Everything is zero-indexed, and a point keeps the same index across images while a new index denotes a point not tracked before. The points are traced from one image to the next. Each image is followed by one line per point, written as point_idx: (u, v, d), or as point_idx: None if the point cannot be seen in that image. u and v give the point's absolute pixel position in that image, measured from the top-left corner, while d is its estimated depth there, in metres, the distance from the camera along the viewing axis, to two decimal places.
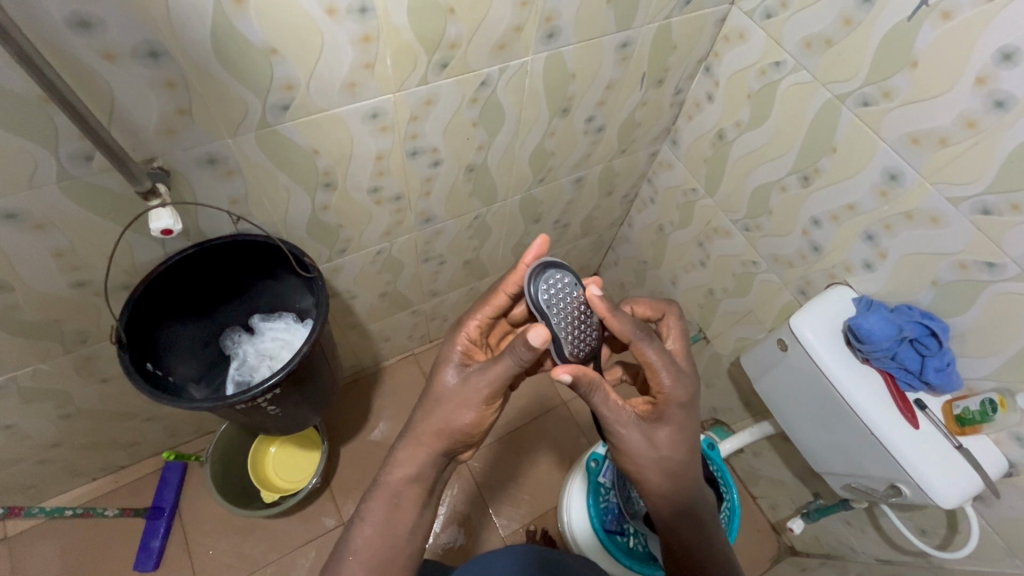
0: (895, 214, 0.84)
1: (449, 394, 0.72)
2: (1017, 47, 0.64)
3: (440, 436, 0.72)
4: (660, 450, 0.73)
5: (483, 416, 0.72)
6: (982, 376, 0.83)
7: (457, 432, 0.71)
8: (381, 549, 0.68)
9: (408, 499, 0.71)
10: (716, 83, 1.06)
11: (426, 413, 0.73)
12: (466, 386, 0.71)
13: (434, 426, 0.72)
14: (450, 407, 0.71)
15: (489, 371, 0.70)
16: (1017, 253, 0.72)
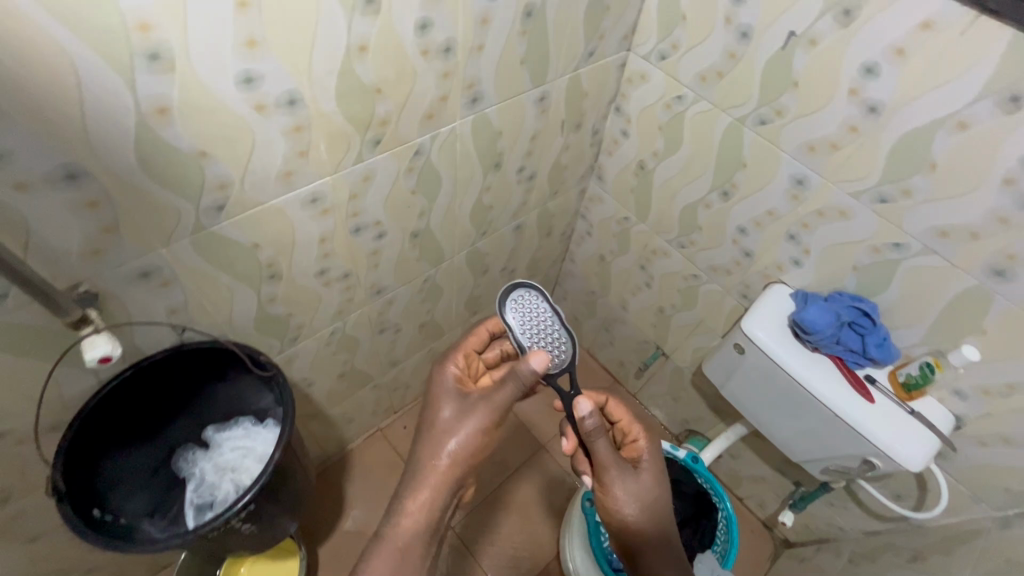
0: (809, 213, 0.94)
1: (451, 422, 0.71)
2: (876, 61, 0.73)
3: (443, 465, 0.70)
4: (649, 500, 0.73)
5: (483, 444, 0.72)
6: (914, 344, 0.92)
7: (457, 463, 0.70)
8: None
9: (411, 540, 0.69)
10: (628, 120, 1.14)
11: (425, 444, 0.72)
12: (469, 413, 0.71)
13: (435, 458, 0.70)
14: (452, 437, 0.70)
15: (494, 400, 0.72)
16: (917, 231, 0.81)
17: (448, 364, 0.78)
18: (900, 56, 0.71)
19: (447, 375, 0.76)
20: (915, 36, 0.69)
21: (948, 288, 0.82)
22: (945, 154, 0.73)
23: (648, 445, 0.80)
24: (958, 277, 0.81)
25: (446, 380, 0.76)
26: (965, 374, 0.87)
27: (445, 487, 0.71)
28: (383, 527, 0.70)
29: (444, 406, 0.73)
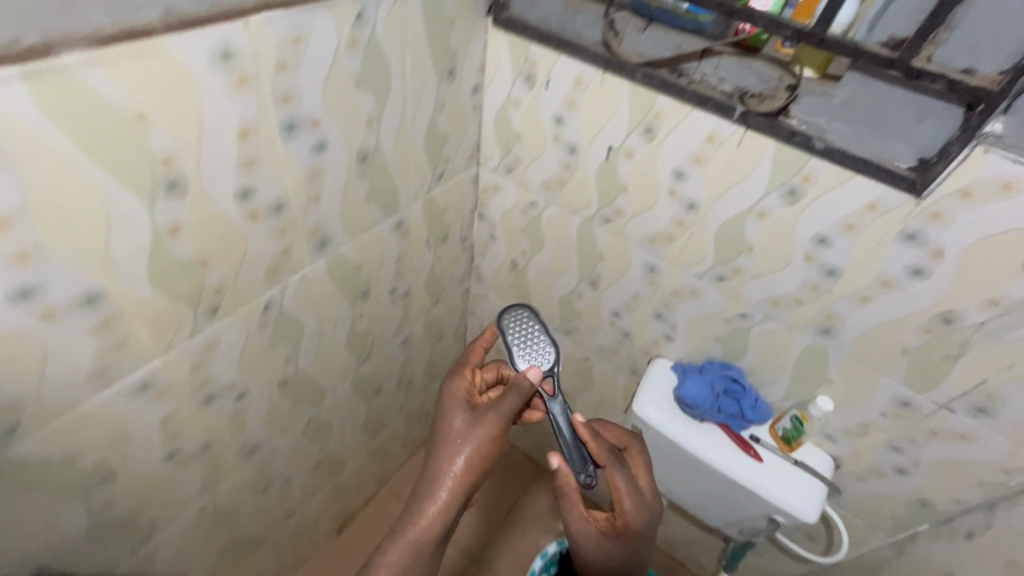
0: (667, 295, 1.00)
1: (456, 433, 0.71)
2: (682, 168, 0.82)
3: (448, 478, 0.69)
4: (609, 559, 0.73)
5: (485, 462, 0.71)
6: (782, 398, 0.99)
7: (471, 469, 0.70)
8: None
9: (423, 549, 0.68)
10: (492, 225, 1.19)
11: (433, 457, 0.71)
12: (477, 424, 0.71)
13: (443, 472, 0.69)
14: (455, 455, 0.70)
15: (498, 410, 0.72)
16: (756, 301, 0.89)
17: (457, 383, 0.78)
18: (699, 162, 0.80)
19: (457, 390, 0.77)
20: (705, 147, 0.77)
21: (793, 348, 0.91)
22: (756, 238, 0.82)
23: (634, 517, 0.72)
24: (797, 337, 0.89)
25: (456, 394, 0.76)
26: (829, 419, 0.95)
27: (454, 498, 0.69)
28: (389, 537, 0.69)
29: (454, 418, 0.73)
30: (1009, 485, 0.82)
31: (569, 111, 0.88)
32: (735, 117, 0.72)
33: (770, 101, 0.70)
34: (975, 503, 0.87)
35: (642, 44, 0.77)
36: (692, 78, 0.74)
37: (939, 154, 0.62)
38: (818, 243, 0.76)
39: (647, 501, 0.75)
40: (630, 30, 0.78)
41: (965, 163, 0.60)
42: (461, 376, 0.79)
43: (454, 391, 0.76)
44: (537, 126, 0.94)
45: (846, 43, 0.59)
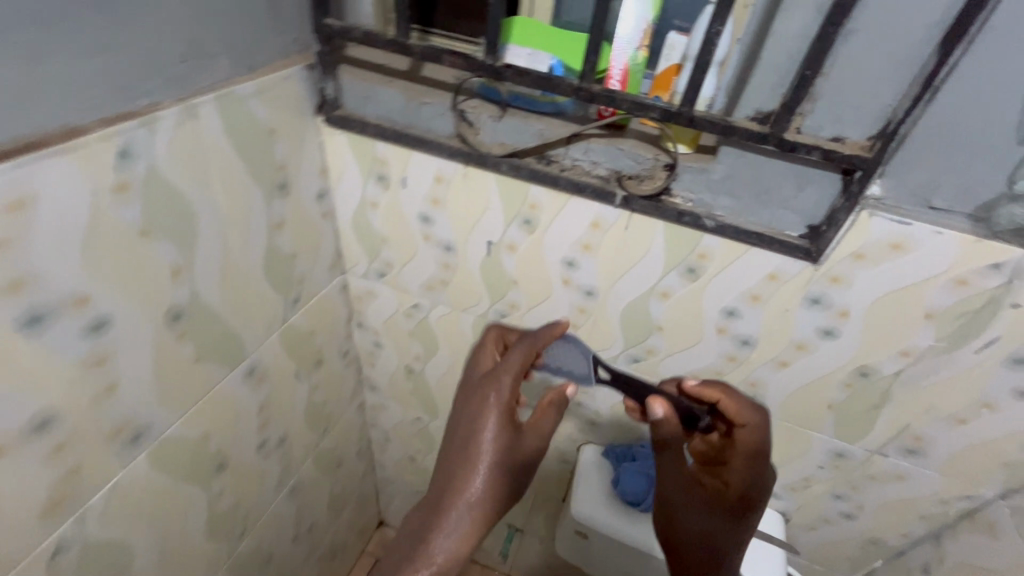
0: (583, 381, 0.91)
1: (500, 447, 0.59)
2: (571, 257, 0.73)
3: (480, 494, 0.57)
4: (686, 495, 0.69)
5: (513, 478, 0.59)
6: None
7: (503, 445, 0.59)
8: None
9: (450, 560, 0.56)
10: (376, 332, 1.03)
11: (466, 466, 0.58)
12: (495, 380, 0.62)
13: (468, 488, 0.57)
14: (495, 472, 0.58)
15: (509, 366, 0.62)
16: (676, 378, 0.83)
17: (498, 363, 0.64)
18: (588, 250, 0.72)
19: (503, 378, 0.61)
20: (592, 234, 0.70)
21: None
22: (663, 317, 0.75)
23: (748, 432, 0.68)
24: None
25: (498, 381, 0.61)
26: None
27: (492, 471, 0.58)
28: (425, 536, 0.56)
29: (489, 415, 0.60)
30: (948, 514, 0.81)
31: (435, 209, 0.76)
32: (617, 203, 0.65)
33: (648, 182, 0.63)
34: (920, 535, 0.86)
35: (502, 133, 0.66)
36: (562, 164, 0.66)
37: (827, 222, 0.58)
38: (727, 316, 0.71)
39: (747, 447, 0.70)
40: (485, 120, 0.66)
41: (852, 228, 0.57)
42: (514, 359, 0.63)
43: (492, 373, 0.63)
44: (402, 228, 0.82)
45: (711, 119, 0.55)
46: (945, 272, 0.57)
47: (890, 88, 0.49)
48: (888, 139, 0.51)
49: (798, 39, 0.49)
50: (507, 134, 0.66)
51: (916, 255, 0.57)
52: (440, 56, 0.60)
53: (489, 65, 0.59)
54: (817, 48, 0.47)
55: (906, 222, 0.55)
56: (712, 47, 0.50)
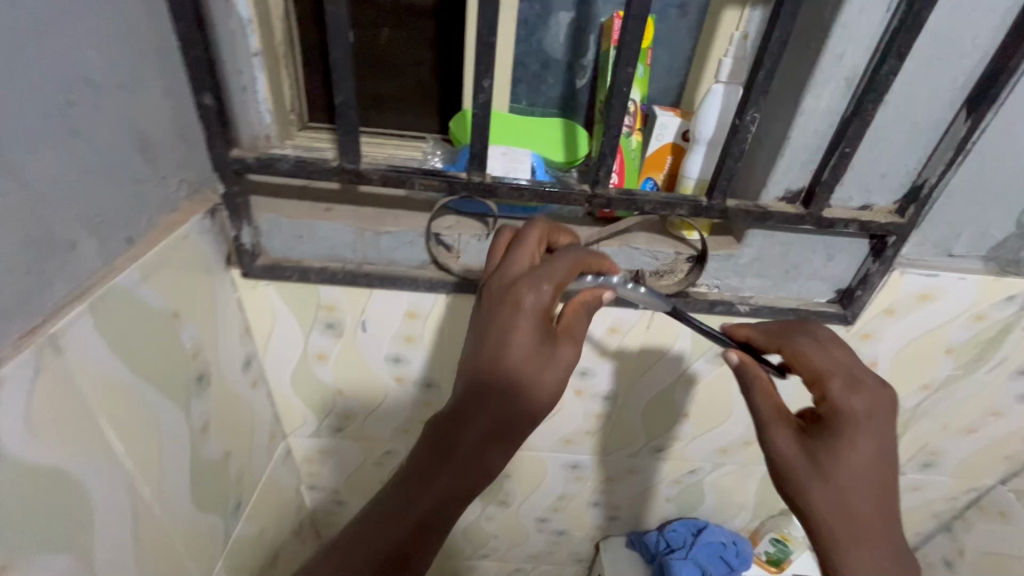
0: (600, 482, 0.81)
1: (510, 357, 0.40)
2: (585, 366, 0.63)
3: (473, 453, 0.39)
4: (832, 482, 0.39)
5: (521, 404, 0.40)
6: (748, 522, 0.89)
7: (531, 363, 0.40)
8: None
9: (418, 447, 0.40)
10: (336, 491, 0.82)
11: (472, 398, 0.39)
12: (546, 274, 0.41)
13: (456, 442, 0.39)
14: (488, 406, 0.39)
15: (561, 268, 0.42)
16: (702, 455, 0.76)
17: (526, 260, 0.43)
18: (605, 355, 0.62)
19: (538, 290, 0.40)
20: (609, 340, 0.60)
21: (748, 479, 0.81)
22: (689, 403, 0.68)
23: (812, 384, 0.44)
24: (751, 468, 0.79)
25: (530, 287, 0.41)
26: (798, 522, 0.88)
27: (493, 382, 0.39)
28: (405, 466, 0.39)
29: (518, 329, 0.40)
30: (956, 506, 0.85)
31: (409, 346, 0.61)
32: (641, 304, 0.56)
33: (670, 277, 0.55)
34: (933, 529, 0.89)
35: None
36: None
37: (859, 283, 0.55)
38: None
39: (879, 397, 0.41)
40: (466, 240, 0.53)
41: (884, 288, 0.55)
42: (528, 244, 0.43)
43: (517, 277, 0.41)
44: (364, 374, 0.65)
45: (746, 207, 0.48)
46: (966, 310, 0.57)
47: (915, 152, 0.47)
48: (921, 203, 0.48)
49: (826, 116, 0.45)
50: None
51: (942, 300, 0.56)
52: (408, 179, 0.46)
53: (479, 182, 0.47)
54: (857, 126, 0.43)
55: (935, 274, 0.54)
56: (744, 136, 0.44)
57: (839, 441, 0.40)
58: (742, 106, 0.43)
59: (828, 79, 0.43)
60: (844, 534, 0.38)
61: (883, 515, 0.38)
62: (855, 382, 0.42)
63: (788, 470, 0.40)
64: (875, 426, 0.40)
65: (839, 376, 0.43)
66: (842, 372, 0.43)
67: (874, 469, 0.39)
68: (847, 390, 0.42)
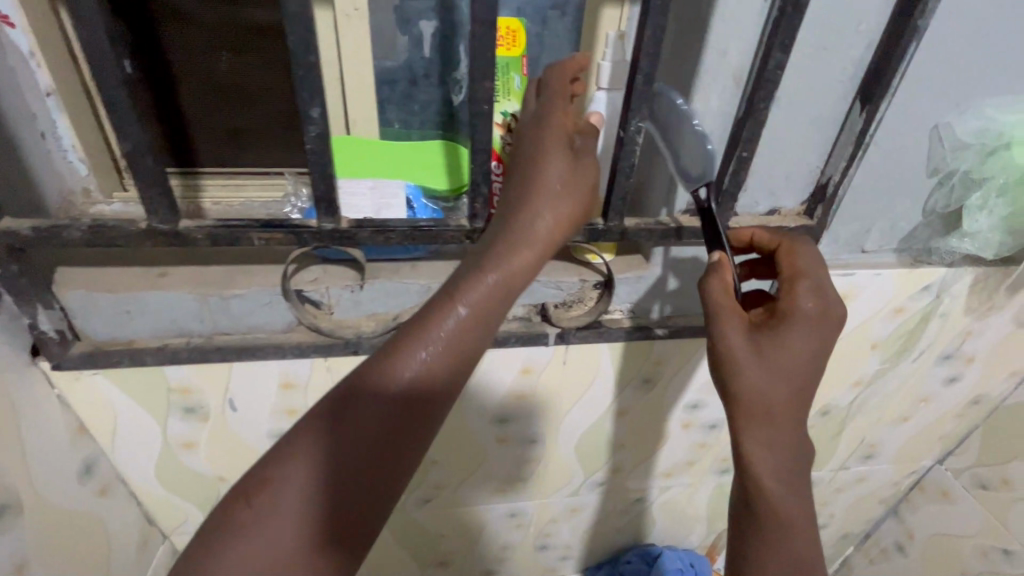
0: (543, 526, 0.74)
1: (536, 196, 0.38)
2: (503, 412, 0.57)
3: (494, 294, 0.36)
4: (776, 371, 0.36)
5: (512, 287, 0.37)
6: (704, 540, 0.84)
7: (533, 241, 0.38)
8: (287, 524, 0.31)
9: (410, 352, 0.34)
10: None
11: (496, 241, 0.37)
12: (552, 139, 0.38)
13: (480, 280, 0.36)
14: (518, 238, 0.37)
15: (559, 132, 0.38)
16: (646, 482, 0.71)
17: (551, 100, 0.39)
18: (523, 399, 0.56)
19: (547, 154, 0.38)
20: (523, 381, 0.54)
21: (697, 498, 0.76)
22: (623, 434, 0.62)
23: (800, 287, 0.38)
24: (699, 486, 0.74)
25: (554, 127, 0.38)
26: None
27: (502, 270, 0.37)
28: (394, 362, 0.34)
29: (540, 168, 0.38)
30: (900, 491, 0.84)
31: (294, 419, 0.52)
32: (550, 341, 0.50)
33: (578, 307, 0.49)
34: (882, 516, 0.88)
35: (369, 303, 0.46)
36: None
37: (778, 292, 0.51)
38: (691, 409, 0.61)
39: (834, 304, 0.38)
40: (336, 292, 0.45)
41: None
42: (554, 88, 0.40)
43: (542, 117, 0.39)
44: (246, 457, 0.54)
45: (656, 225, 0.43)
46: (886, 305, 0.54)
47: (815, 149, 0.44)
48: (829, 202, 0.45)
49: (717, 118, 0.41)
50: (377, 302, 0.46)
51: (861, 298, 0.53)
52: (242, 235, 0.38)
53: (333, 230, 0.39)
54: (751, 128, 0.39)
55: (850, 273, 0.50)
56: (632, 149, 0.39)
57: (785, 332, 0.36)
58: (625, 116, 0.37)
59: (713, 77, 0.39)
60: (766, 418, 0.36)
61: (797, 411, 0.37)
62: (821, 287, 0.38)
63: (728, 357, 0.36)
64: (828, 324, 0.37)
65: (816, 281, 0.38)
66: (816, 276, 0.38)
67: (812, 369, 0.36)
68: (811, 292, 0.37)
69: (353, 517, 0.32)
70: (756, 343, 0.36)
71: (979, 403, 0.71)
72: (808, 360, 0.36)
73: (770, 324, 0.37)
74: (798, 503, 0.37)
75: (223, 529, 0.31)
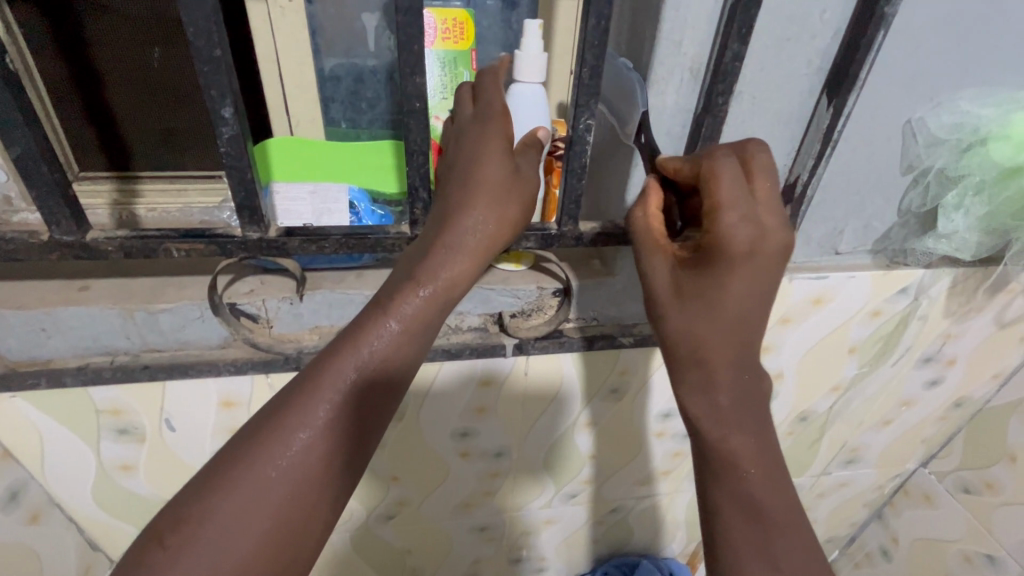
0: (516, 539, 0.71)
1: (477, 198, 0.35)
2: (465, 426, 0.54)
3: (429, 306, 0.34)
4: (701, 309, 0.35)
5: (446, 301, 0.35)
6: (686, 548, 0.82)
7: (469, 251, 0.35)
8: (202, 564, 0.27)
9: (332, 377, 0.32)
10: None
11: (431, 245, 0.35)
12: (486, 147, 0.36)
13: (412, 294, 0.34)
14: (455, 245, 0.35)
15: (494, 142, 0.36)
16: (621, 492, 0.68)
17: (490, 100, 0.37)
18: (485, 413, 0.53)
19: (482, 161, 0.35)
20: (483, 394, 0.51)
21: (675, 507, 0.74)
22: (593, 444, 0.60)
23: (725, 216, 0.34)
24: (677, 495, 0.72)
25: (496, 128, 0.36)
26: None
27: (434, 281, 0.34)
28: (315, 388, 0.31)
29: (477, 172, 0.35)
30: (883, 494, 0.82)
31: None
32: (509, 352, 0.46)
33: (537, 316, 0.47)
34: (865, 519, 0.86)
35: (311, 315, 0.43)
36: None
37: None
38: (663, 418, 0.59)
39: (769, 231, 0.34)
40: (273, 304, 0.42)
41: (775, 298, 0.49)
42: (486, 95, 0.37)
43: (482, 118, 0.36)
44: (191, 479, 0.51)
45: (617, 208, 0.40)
46: (863, 308, 0.52)
47: (782, 146, 0.41)
48: (798, 202, 0.42)
49: (676, 114, 0.38)
50: (319, 314, 0.43)
51: (837, 301, 0.51)
52: (157, 246, 0.35)
53: (260, 240, 0.36)
54: (710, 126, 0.36)
55: (825, 276, 0.48)
56: (583, 149, 0.36)
57: (709, 272, 0.34)
58: (573, 114, 0.35)
59: (669, 71, 0.36)
60: (699, 362, 0.35)
61: (737, 352, 0.35)
62: (751, 214, 0.33)
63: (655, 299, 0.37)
64: (761, 257, 0.34)
65: (745, 209, 0.33)
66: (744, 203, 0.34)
67: (745, 306, 0.34)
68: (737, 221, 0.33)
69: (281, 553, 0.29)
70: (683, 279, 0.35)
71: (961, 406, 0.69)
72: (743, 297, 0.35)
73: (696, 262, 0.35)
74: (747, 443, 0.35)
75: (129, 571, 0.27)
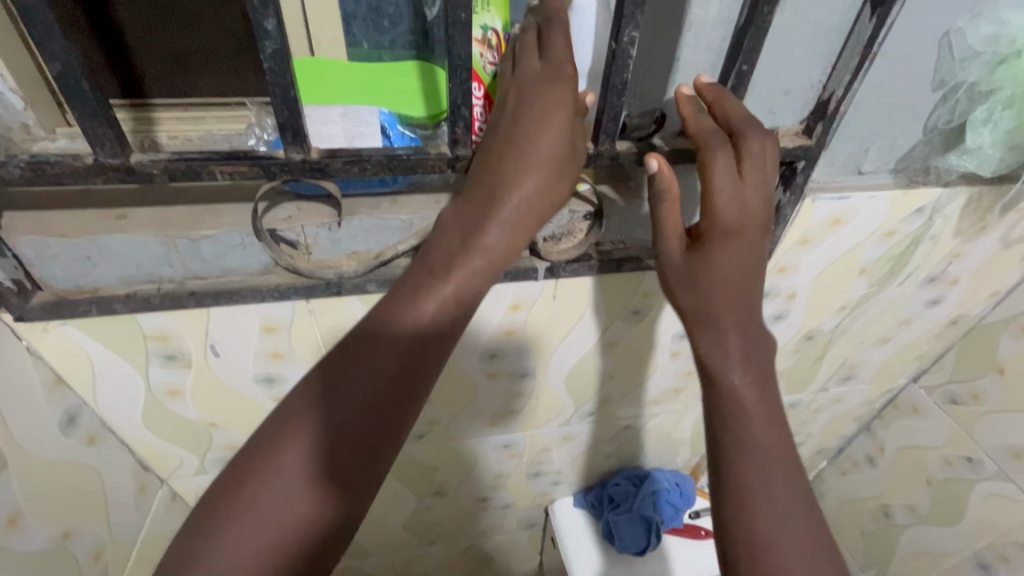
0: (535, 454, 0.76)
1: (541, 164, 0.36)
2: (494, 349, 0.56)
3: (487, 267, 0.36)
4: (714, 282, 0.39)
5: (498, 267, 0.37)
6: (690, 461, 0.88)
7: (522, 219, 0.36)
8: (287, 502, 0.31)
9: (398, 333, 0.34)
10: None
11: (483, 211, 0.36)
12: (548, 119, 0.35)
13: (472, 257, 0.35)
14: (520, 199, 0.36)
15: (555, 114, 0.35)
16: (634, 409, 0.72)
17: (558, 57, 0.35)
18: (512, 335, 0.55)
19: (546, 135, 0.35)
20: (512, 318, 0.53)
21: (683, 423, 0.78)
22: (613, 365, 0.63)
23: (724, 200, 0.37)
24: (685, 412, 0.76)
25: (559, 97, 0.35)
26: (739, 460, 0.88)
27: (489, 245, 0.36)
28: (383, 339, 0.34)
29: (538, 135, 0.35)
30: (874, 407, 0.88)
31: (280, 364, 0.51)
32: (540, 276, 0.48)
33: (567, 241, 0.48)
34: (855, 431, 0.93)
35: (349, 241, 0.43)
36: None
37: (771, 217, 0.49)
38: (680, 338, 0.62)
39: (755, 210, 0.38)
40: (312, 230, 0.42)
41: (797, 219, 0.50)
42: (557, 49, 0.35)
43: (546, 80, 0.35)
44: (235, 403, 0.54)
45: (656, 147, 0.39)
46: (878, 229, 0.54)
47: (818, 61, 0.41)
48: (829, 120, 0.42)
49: (717, 27, 0.37)
50: (357, 240, 0.44)
51: (853, 222, 0.52)
52: (202, 169, 0.35)
53: (302, 162, 0.36)
54: (753, 38, 0.35)
55: (846, 196, 0.49)
56: (625, 64, 0.35)
57: (715, 249, 0.39)
58: (617, 25, 0.34)
59: None
60: (711, 318, 0.39)
61: (741, 310, 0.39)
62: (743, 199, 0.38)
63: (670, 271, 0.40)
64: (750, 235, 0.39)
65: (739, 189, 0.37)
66: (732, 189, 0.37)
67: (744, 274, 0.39)
68: (735, 205, 0.38)
69: (357, 498, 0.32)
70: (688, 267, 0.39)
71: (957, 323, 0.72)
72: (739, 268, 0.39)
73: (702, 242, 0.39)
74: (760, 396, 0.38)
75: (228, 504, 0.31)
